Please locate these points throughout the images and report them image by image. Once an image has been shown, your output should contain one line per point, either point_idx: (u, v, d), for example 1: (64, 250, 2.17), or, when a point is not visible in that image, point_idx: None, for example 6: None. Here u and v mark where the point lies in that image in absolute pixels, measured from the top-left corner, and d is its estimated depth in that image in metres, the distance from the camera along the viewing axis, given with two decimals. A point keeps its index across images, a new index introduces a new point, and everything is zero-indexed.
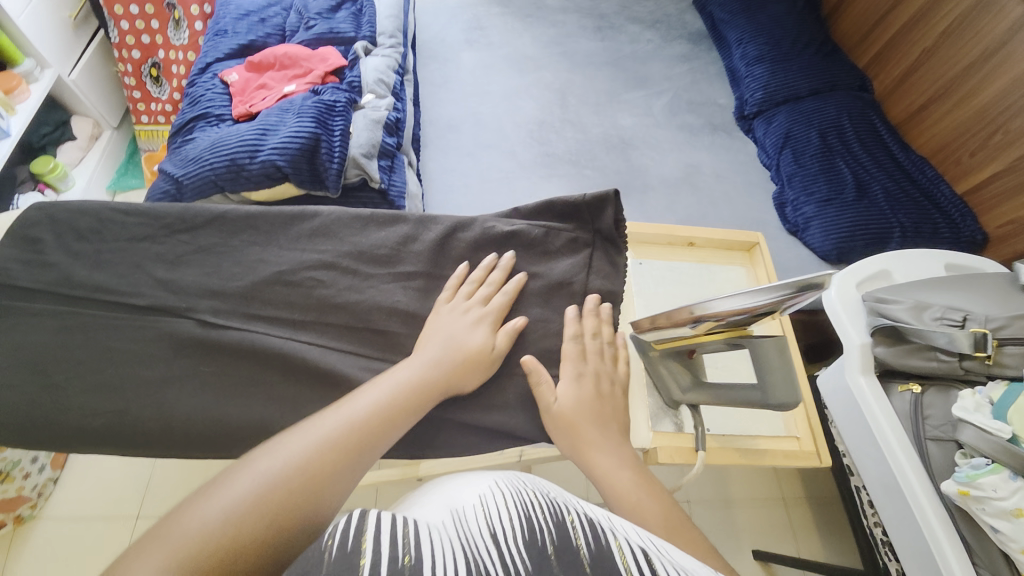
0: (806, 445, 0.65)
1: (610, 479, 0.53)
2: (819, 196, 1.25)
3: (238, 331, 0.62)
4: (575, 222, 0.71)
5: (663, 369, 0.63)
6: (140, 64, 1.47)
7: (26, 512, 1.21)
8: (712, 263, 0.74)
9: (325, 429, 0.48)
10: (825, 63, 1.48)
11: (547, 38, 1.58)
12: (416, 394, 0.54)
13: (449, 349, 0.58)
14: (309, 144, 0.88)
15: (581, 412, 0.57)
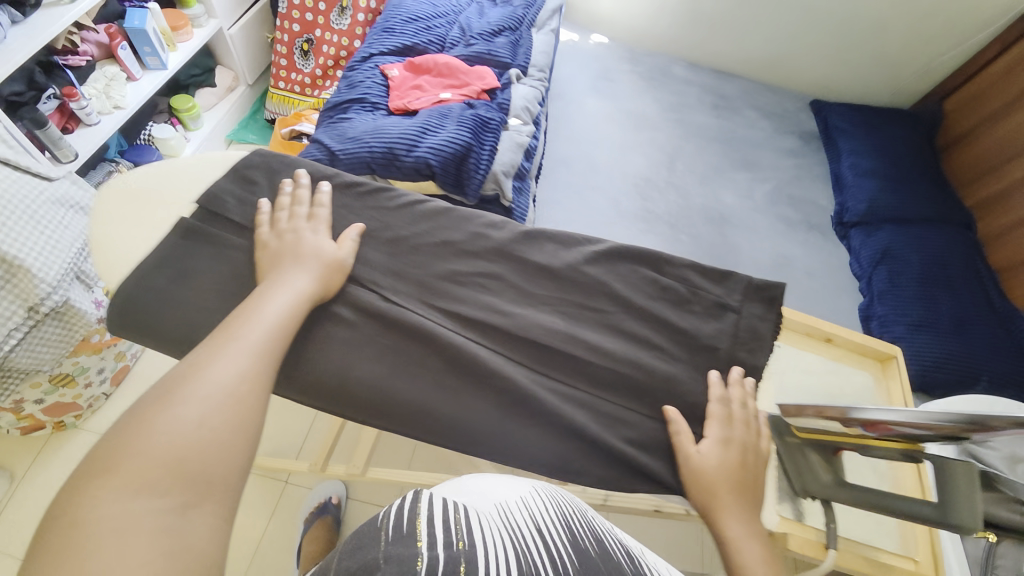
0: (924, 570, 0.59)
1: (741, 558, 0.47)
2: (911, 320, 1.26)
3: (395, 310, 0.55)
4: (723, 287, 0.64)
5: (800, 460, 0.55)
6: (295, 37, 1.58)
7: (70, 419, 1.22)
8: (846, 366, 0.67)
9: (212, 396, 0.41)
10: (934, 194, 1.50)
11: (668, 103, 1.66)
12: (282, 336, 0.48)
13: (316, 268, 0.53)
14: (461, 151, 0.93)
15: (724, 481, 0.50)
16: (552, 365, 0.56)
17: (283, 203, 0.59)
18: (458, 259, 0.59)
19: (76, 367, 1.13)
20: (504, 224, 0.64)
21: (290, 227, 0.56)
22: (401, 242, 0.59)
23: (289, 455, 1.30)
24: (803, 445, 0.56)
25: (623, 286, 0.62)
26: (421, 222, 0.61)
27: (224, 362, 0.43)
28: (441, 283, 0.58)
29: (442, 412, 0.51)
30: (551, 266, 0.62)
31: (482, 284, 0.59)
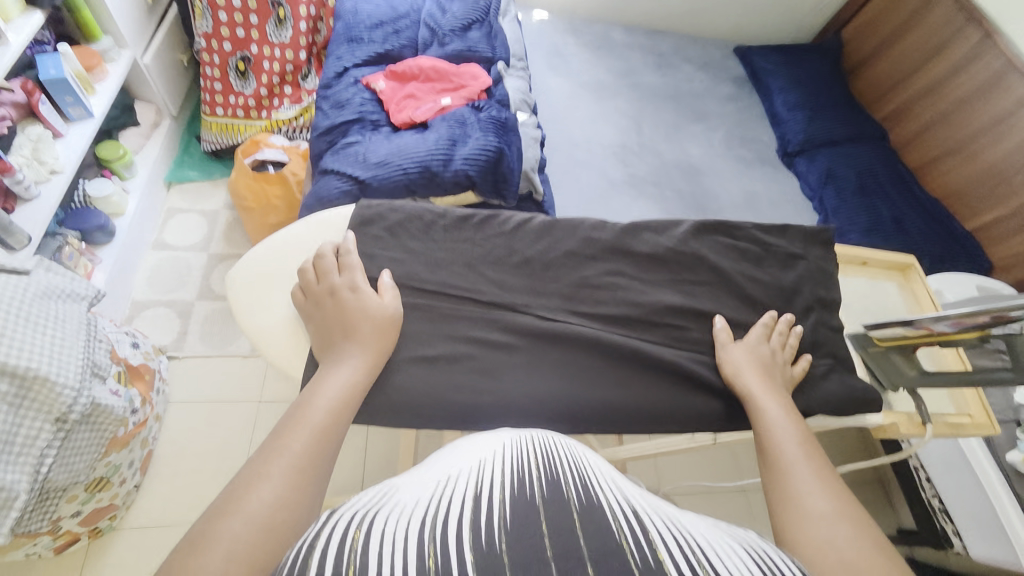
0: (980, 419, 0.70)
1: (769, 421, 0.54)
2: (862, 226, 1.49)
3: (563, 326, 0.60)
4: (787, 238, 0.74)
5: (887, 364, 0.69)
6: (227, 56, 1.44)
7: (106, 522, 1.10)
8: (881, 280, 0.83)
9: (248, 530, 0.37)
10: (852, 114, 1.76)
11: (618, 70, 1.73)
12: (327, 442, 0.46)
13: (360, 335, 0.53)
14: (494, 156, 0.94)
15: (746, 352, 0.61)
16: (690, 339, 0.64)
17: (416, 250, 0.62)
18: (584, 264, 0.66)
19: (109, 466, 1.03)
20: (604, 223, 0.69)
21: (346, 287, 0.56)
22: (532, 260, 0.64)
23: (353, 489, 1.21)
24: (887, 351, 0.69)
25: (716, 255, 0.70)
26: (540, 238, 0.66)
27: (263, 486, 0.40)
28: (580, 290, 0.64)
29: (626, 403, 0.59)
30: (662, 253, 0.69)
31: (613, 281, 0.65)
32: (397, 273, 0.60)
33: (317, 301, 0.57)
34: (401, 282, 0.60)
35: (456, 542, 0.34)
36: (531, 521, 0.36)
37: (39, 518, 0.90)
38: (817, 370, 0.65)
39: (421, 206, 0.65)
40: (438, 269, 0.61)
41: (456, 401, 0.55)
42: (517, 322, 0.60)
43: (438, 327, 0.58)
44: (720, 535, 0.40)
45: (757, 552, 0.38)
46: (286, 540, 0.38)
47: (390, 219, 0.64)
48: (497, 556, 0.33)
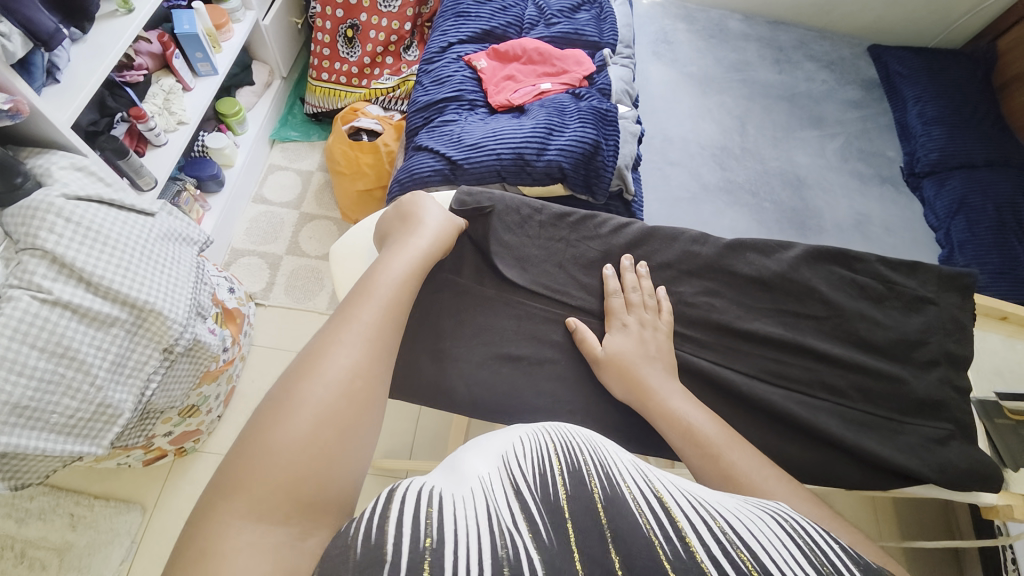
0: None
1: (677, 414, 0.50)
2: (992, 268, 1.29)
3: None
4: (917, 279, 0.66)
5: (1011, 438, 0.62)
6: (338, 23, 1.50)
7: (190, 444, 1.23)
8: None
9: (328, 392, 0.42)
10: (1002, 136, 1.51)
11: (728, 63, 1.60)
12: (391, 320, 0.50)
13: (428, 236, 0.57)
14: (590, 150, 0.91)
15: (632, 354, 0.54)
16: (790, 378, 0.59)
17: (512, 246, 0.61)
18: (680, 281, 0.62)
19: (201, 395, 1.15)
20: (707, 236, 0.65)
21: (410, 195, 0.62)
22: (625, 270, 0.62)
23: (401, 455, 1.27)
24: (1016, 425, 0.63)
25: (830, 287, 0.64)
26: (637, 247, 0.63)
27: (338, 354, 0.45)
28: (673, 307, 0.61)
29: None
30: (768, 279, 0.63)
31: (710, 302, 0.61)
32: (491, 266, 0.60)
33: (391, 212, 0.62)
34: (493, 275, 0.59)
35: (508, 536, 0.33)
36: (557, 525, 0.35)
37: (139, 432, 1.02)
38: (934, 435, 0.58)
39: (517, 197, 0.64)
40: (530, 267, 0.60)
41: (534, 403, 0.55)
42: (602, 332, 0.58)
43: (525, 325, 0.58)
44: (750, 510, 0.39)
45: (789, 526, 0.38)
46: (360, 406, 0.43)
47: (486, 209, 0.63)
48: (542, 557, 0.32)
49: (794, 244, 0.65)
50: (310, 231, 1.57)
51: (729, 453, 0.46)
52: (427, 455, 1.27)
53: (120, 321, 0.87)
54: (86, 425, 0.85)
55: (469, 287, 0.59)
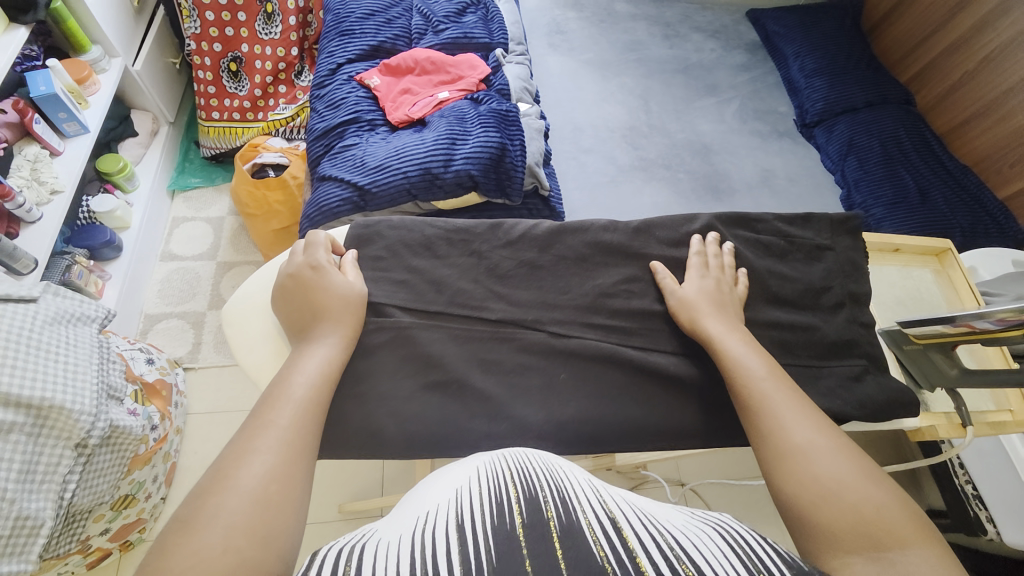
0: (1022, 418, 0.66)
1: (724, 347, 0.55)
2: (887, 199, 1.40)
3: (583, 340, 0.57)
4: (812, 230, 0.70)
5: (922, 362, 0.65)
6: (219, 58, 1.40)
7: (136, 535, 1.12)
8: (915, 268, 0.77)
9: (243, 503, 0.39)
10: (875, 78, 1.65)
11: (622, 44, 1.64)
12: (312, 415, 0.47)
13: (339, 316, 0.53)
14: (497, 153, 0.90)
15: (704, 303, 0.59)
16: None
17: (422, 271, 0.59)
18: (597, 271, 0.62)
19: (134, 483, 1.05)
20: (615, 225, 0.66)
21: (308, 266, 0.55)
22: (541, 270, 0.61)
23: (372, 494, 1.22)
24: (926, 349, 0.65)
25: (738, 252, 0.67)
26: (547, 247, 0.62)
27: (256, 460, 0.42)
28: (595, 300, 0.60)
29: (648, 421, 0.55)
30: (679, 255, 0.65)
31: (627, 288, 0.62)
32: (403, 296, 0.57)
33: (286, 282, 0.55)
34: (407, 305, 0.57)
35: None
36: (510, 551, 0.33)
37: (68, 539, 0.92)
38: (850, 373, 0.62)
39: (419, 220, 0.63)
40: (444, 288, 0.58)
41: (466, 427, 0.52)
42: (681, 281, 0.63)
43: (450, 347, 0.55)
44: (695, 525, 0.39)
45: (730, 537, 0.38)
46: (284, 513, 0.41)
47: (387, 237, 0.61)
48: None
49: (698, 218, 0.68)
50: (231, 280, 1.47)
51: (765, 388, 0.52)
52: (400, 487, 1.23)
53: (17, 426, 0.78)
54: (7, 542, 0.76)
55: (382, 321, 0.55)
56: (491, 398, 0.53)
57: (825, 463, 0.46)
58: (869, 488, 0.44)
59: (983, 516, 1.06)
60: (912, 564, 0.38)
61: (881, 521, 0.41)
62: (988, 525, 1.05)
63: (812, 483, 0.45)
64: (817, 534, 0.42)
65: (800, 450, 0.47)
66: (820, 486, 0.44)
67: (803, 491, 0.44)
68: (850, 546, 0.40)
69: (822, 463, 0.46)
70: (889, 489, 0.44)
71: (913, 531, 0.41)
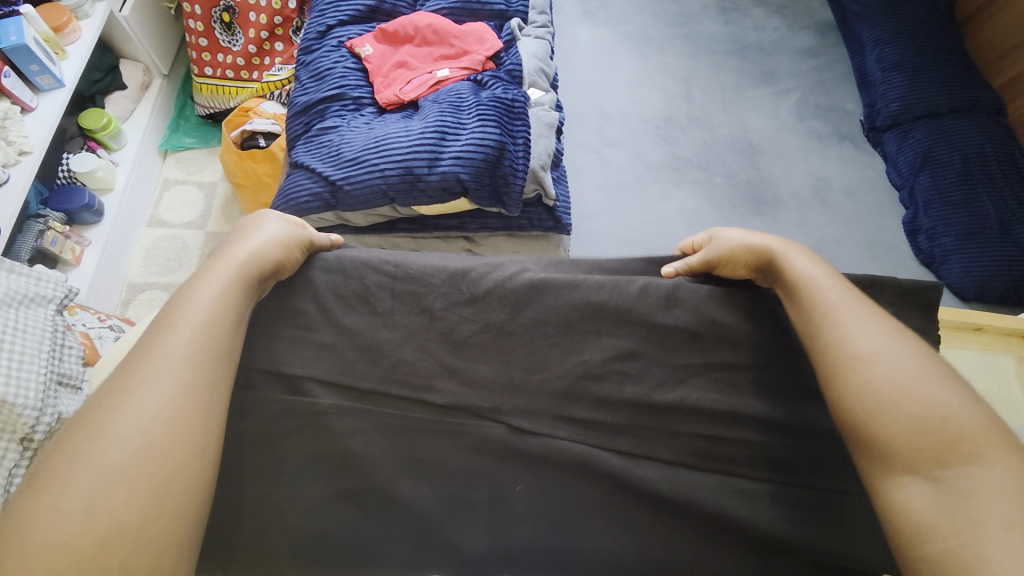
0: None
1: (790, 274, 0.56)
2: (959, 228, 1.19)
3: (557, 441, 0.51)
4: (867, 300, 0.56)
5: None
6: (210, 7, 1.26)
7: None
8: (997, 354, 0.65)
9: (122, 447, 0.40)
10: (967, 77, 1.39)
11: (669, 16, 1.42)
12: (207, 346, 0.47)
13: (254, 255, 0.52)
14: (493, 155, 0.76)
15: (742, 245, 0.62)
16: (704, 451, 0.52)
17: (356, 333, 0.54)
18: (582, 344, 0.55)
19: None
20: None
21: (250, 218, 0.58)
22: (511, 338, 0.54)
23: None
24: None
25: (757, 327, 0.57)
26: (521, 307, 0.56)
27: (138, 395, 0.43)
28: (577, 382, 0.53)
29: (605, 544, 0.49)
30: (677, 318, 0.57)
31: (613, 367, 0.54)
32: (326, 367, 0.52)
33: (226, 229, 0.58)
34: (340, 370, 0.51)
35: None
36: None
37: None
38: None
39: (359, 258, 0.57)
40: (380, 358, 0.53)
41: (414, 533, 0.48)
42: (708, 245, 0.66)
43: (376, 441, 0.50)
44: None
45: None
46: (169, 465, 0.41)
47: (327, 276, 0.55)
48: None
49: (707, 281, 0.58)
50: None
51: (833, 298, 0.53)
52: None
53: None
54: None
55: (301, 401, 0.51)
56: (420, 511, 0.48)
57: (891, 369, 0.47)
58: (943, 398, 0.46)
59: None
60: (971, 476, 0.42)
61: (949, 430, 0.44)
62: None
63: (875, 391, 0.47)
64: (884, 450, 0.46)
65: (862, 359, 0.49)
66: (883, 397, 0.47)
67: (869, 402, 0.47)
68: (913, 458, 0.44)
69: (889, 368, 0.48)
70: (954, 391, 0.46)
71: (986, 439, 0.44)
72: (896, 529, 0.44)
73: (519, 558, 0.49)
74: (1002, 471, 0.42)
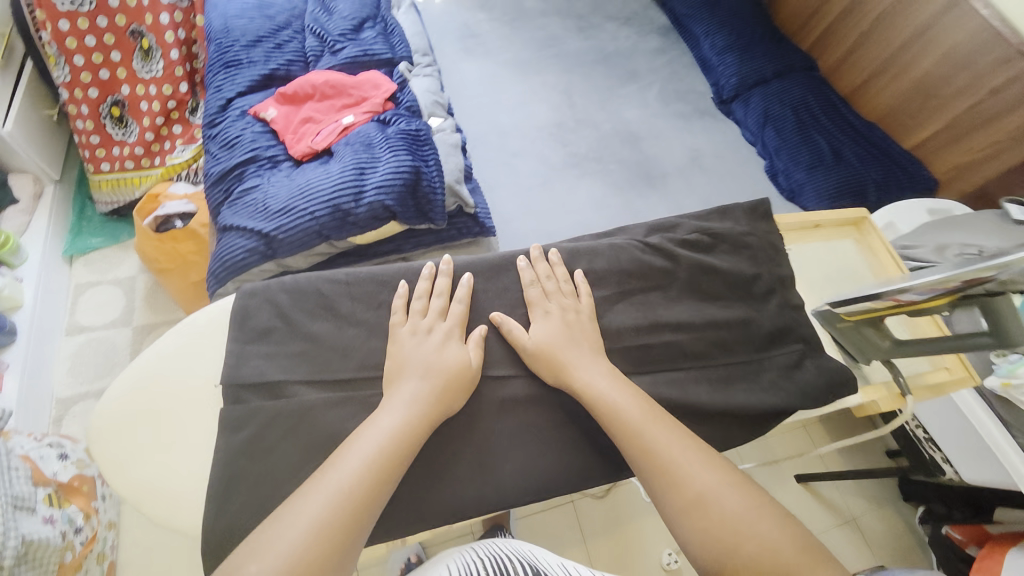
0: (956, 372, 0.68)
1: (593, 397, 0.54)
2: (805, 163, 1.45)
3: (516, 379, 0.59)
4: (729, 220, 0.71)
5: (857, 337, 0.64)
6: (97, 104, 1.25)
7: None
8: (835, 241, 0.78)
9: (302, 534, 0.42)
10: (780, 47, 1.69)
11: (537, 41, 1.61)
12: (394, 451, 0.49)
13: (433, 369, 0.54)
14: (411, 178, 0.85)
15: (557, 343, 0.58)
16: (666, 380, 0.59)
17: (323, 337, 0.57)
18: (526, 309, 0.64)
19: None
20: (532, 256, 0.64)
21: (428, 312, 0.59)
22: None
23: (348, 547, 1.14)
24: (859, 324, 0.64)
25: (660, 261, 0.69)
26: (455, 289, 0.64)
27: (318, 486, 0.46)
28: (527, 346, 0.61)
29: (575, 454, 0.57)
30: None
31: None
32: (304, 369, 0.55)
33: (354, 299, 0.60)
34: (311, 379, 0.55)
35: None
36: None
37: None
38: (788, 361, 0.60)
39: (316, 275, 0.61)
40: (352, 352, 0.57)
41: (416, 491, 0.54)
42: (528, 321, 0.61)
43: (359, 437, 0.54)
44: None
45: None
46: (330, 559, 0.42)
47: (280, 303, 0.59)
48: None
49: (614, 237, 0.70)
50: None
51: (643, 435, 0.52)
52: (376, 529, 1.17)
53: None
54: None
55: (285, 402, 0.54)
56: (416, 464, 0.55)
57: (720, 510, 0.46)
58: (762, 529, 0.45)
59: (939, 457, 1.13)
60: None
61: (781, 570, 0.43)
62: (945, 465, 1.12)
63: (711, 541, 0.45)
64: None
65: (695, 501, 0.48)
66: (722, 541, 0.45)
67: (711, 549, 0.45)
68: None
69: (717, 510, 0.46)
70: (775, 522, 0.46)
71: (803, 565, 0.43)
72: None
73: (507, 493, 0.55)
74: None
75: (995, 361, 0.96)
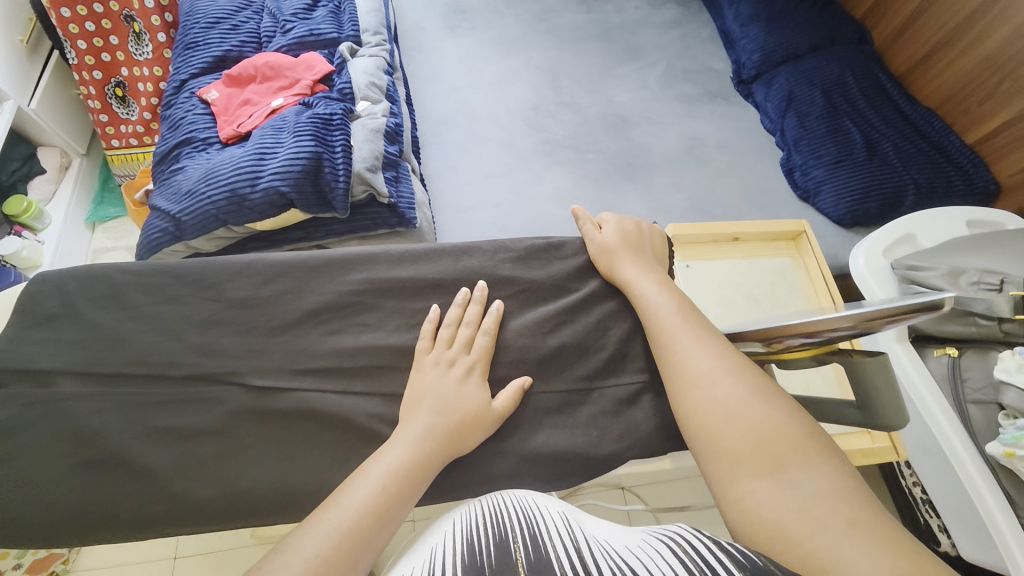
0: (880, 441, 0.65)
1: (638, 287, 0.58)
2: (828, 158, 1.21)
3: (292, 392, 0.55)
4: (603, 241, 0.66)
5: None
6: (102, 85, 1.35)
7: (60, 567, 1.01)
8: (760, 257, 0.74)
9: (349, 508, 0.44)
10: (823, 16, 1.42)
11: (531, 16, 1.50)
12: (421, 466, 0.48)
13: (445, 407, 0.52)
14: (311, 164, 0.82)
15: (622, 249, 0.62)
16: None
17: (103, 326, 0.57)
18: (357, 313, 0.59)
19: None
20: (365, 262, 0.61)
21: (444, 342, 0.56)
22: (254, 311, 0.58)
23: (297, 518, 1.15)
24: None
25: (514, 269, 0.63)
26: (268, 281, 0.59)
27: (367, 473, 0.47)
28: (334, 361, 0.56)
29: (330, 481, 0.53)
30: (436, 274, 0.61)
31: (353, 322, 0.58)
32: (111, 358, 0.56)
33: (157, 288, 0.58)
34: (102, 374, 0.55)
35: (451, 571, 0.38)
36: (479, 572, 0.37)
37: None
38: (623, 394, 0.59)
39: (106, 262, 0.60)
40: (124, 344, 0.56)
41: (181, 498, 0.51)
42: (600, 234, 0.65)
43: (127, 440, 0.53)
44: (655, 542, 0.41)
45: (682, 542, 0.39)
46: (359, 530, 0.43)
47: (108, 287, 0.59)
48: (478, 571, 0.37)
49: (476, 248, 0.64)
50: None
51: (672, 324, 0.53)
52: None
53: None
54: None
55: (41, 391, 0.55)
56: (155, 473, 0.52)
57: (720, 389, 0.47)
58: (767, 409, 0.45)
59: (935, 525, 0.94)
60: (807, 476, 0.40)
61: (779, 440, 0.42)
62: (941, 536, 0.93)
63: (701, 415, 0.47)
64: (721, 458, 0.43)
65: (702, 377, 0.48)
66: (720, 412, 0.46)
67: (706, 420, 0.46)
68: (754, 466, 0.41)
69: (717, 389, 0.47)
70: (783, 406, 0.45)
71: (800, 441, 0.42)
72: (739, 540, 0.39)
73: (247, 511, 0.52)
74: (829, 484, 0.39)
75: (1001, 423, 0.76)
